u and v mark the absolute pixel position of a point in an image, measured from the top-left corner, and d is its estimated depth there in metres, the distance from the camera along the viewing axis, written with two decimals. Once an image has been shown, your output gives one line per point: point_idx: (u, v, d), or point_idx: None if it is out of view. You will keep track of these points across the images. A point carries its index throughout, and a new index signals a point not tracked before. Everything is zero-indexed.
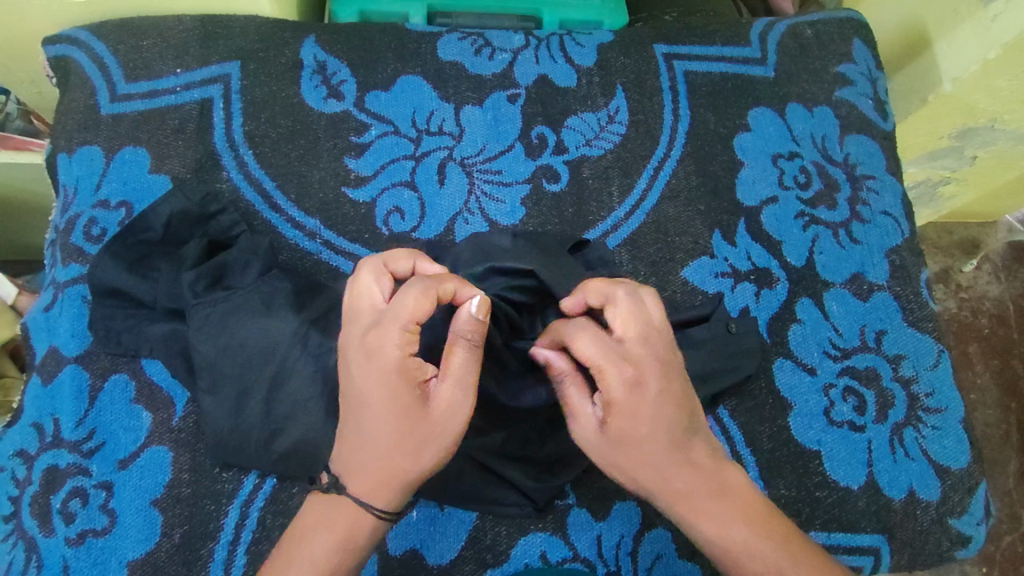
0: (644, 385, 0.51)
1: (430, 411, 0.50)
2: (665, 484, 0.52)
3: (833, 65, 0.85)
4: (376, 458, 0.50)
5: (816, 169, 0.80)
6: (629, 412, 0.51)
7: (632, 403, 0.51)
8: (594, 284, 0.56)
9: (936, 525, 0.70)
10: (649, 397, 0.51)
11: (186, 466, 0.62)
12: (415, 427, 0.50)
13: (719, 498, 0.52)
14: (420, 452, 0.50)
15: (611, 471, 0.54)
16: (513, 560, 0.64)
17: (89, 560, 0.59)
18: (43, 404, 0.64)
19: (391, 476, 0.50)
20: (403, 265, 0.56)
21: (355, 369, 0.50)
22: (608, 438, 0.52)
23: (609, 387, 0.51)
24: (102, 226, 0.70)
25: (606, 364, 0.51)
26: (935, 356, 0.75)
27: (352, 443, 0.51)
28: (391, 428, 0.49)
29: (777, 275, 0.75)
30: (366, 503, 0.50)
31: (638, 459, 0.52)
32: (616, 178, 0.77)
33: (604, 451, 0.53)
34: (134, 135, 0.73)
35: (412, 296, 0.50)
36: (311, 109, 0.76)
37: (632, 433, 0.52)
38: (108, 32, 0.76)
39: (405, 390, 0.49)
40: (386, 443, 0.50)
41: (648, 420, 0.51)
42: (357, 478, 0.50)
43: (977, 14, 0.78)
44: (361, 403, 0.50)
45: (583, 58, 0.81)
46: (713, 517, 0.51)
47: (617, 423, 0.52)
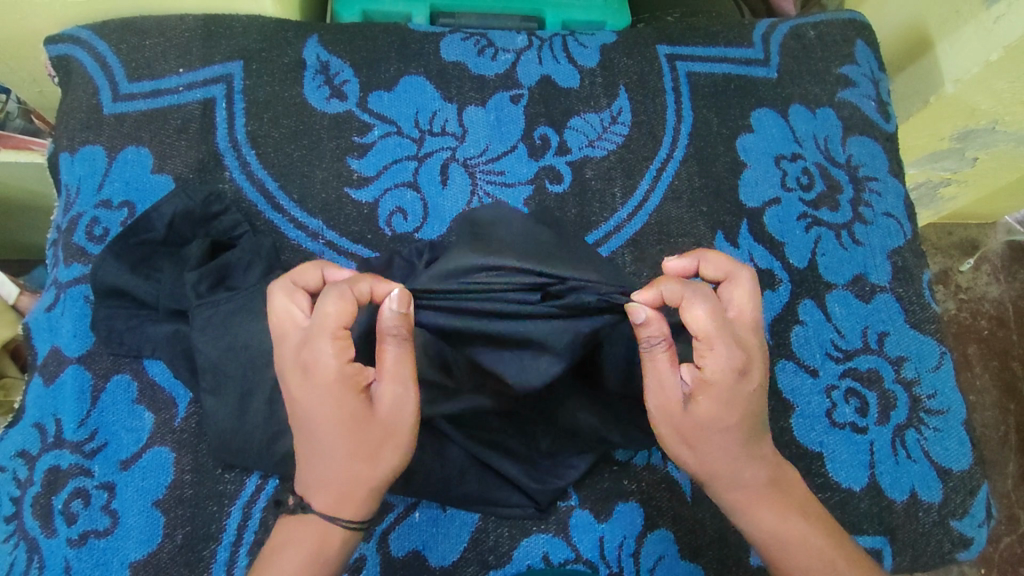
0: (747, 374, 0.51)
1: (378, 414, 0.49)
2: (734, 471, 0.53)
3: (836, 66, 0.85)
4: (336, 469, 0.50)
5: (818, 170, 0.80)
6: (720, 396, 0.50)
7: (730, 389, 0.50)
8: (712, 257, 0.56)
9: (938, 526, 0.70)
10: (751, 390, 0.51)
11: (188, 467, 0.62)
12: (366, 432, 0.49)
13: (775, 495, 0.54)
14: (377, 456, 0.50)
15: (679, 445, 0.52)
16: (515, 561, 0.64)
17: (91, 561, 0.59)
18: (45, 405, 0.63)
19: (352, 485, 0.50)
20: (313, 277, 0.53)
21: (296, 385, 0.49)
22: (686, 415, 0.51)
23: (716, 366, 0.50)
24: (104, 226, 0.70)
25: (722, 341, 0.49)
26: (937, 358, 0.75)
27: (310, 459, 0.50)
28: (342, 438, 0.49)
29: (779, 276, 0.75)
30: (332, 516, 0.50)
31: (722, 444, 0.52)
32: (619, 179, 0.77)
33: (680, 425, 0.51)
34: (136, 135, 0.73)
35: (329, 303, 0.48)
36: (314, 110, 0.76)
37: (716, 418, 0.51)
38: (110, 32, 0.76)
39: (348, 399, 0.48)
40: (341, 454, 0.49)
41: (739, 410, 0.51)
42: (320, 491, 0.50)
43: (979, 16, 0.78)
44: (310, 418, 0.49)
45: (586, 59, 0.81)
46: (773, 510, 0.53)
47: (707, 404, 0.50)
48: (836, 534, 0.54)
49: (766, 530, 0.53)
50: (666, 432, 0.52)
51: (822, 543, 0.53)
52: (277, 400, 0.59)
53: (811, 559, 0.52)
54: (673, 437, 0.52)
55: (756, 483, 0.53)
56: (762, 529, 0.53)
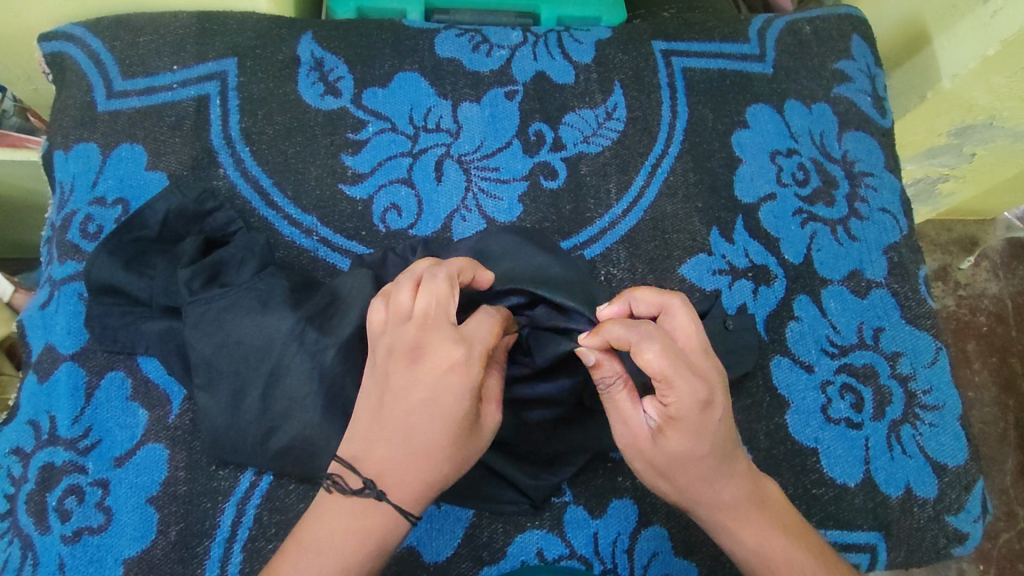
0: (714, 404, 0.49)
1: (480, 431, 0.50)
2: (711, 495, 0.52)
3: (832, 61, 0.85)
4: (426, 465, 0.48)
5: (814, 165, 0.80)
6: (690, 428, 0.49)
7: (698, 421, 0.48)
8: (643, 293, 0.53)
9: (933, 522, 0.70)
10: (716, 415, 0.49)
11: (182, 464, 0.62)
12: (465, 445, 0.49)
13: (753, 511, 0.53)
14: (462, 464, 0.50)
15: (655, 477, 0.53)
16: (510, 557, 0.64)
17: (85, 558, 0.59)
18: (39, 402, 0.64)
19: (433, 485, 0.49)
20: (468, 277, 0.53)
21: (427, 379, 0.47)
22: (658, 447, 0.51)
23: (678, 402, 0.48)
24: (98, 223, 0.69)
25: (678, 379, 0.47)
26: (933, 354, 0.75)
27: (396, 447, 0.48)
28: (448, 440, 0.48)
29: (774, 272, 0.75)
30: (406, 511, 0.48)
31: (692, 476, 0.51)
32: (613, 175, 0.77)
33: (653, 458, 0.51)
34: (130, 132, 0.73)
35: (488, 327, 0.50)
36: (308, 106, 0.76)
37: (688, 449, 0.50)
38: (104, 28, 0.76)
39: (474, 406, 0.48)
40: (438, 452, 0.48)
41: (711, 438, 0.50)
42: (399, 484, 0.48)
43: (977, 10, 0.78)
44: (421, 411, 0.47)
45: (581, 54, 0.81)
46: (753, 528, 0.53)
47: (676, 438, 0.49)
48: (820, 551, 0.53)
49: (747, 549, 0.53)
50: (642, 465, 0.53)
51: (805, 560, 0.52)
52: (270, 397, 0.59)
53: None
54: (649, 470, 0.53)
55: (732, 501, 0.52)
56: (743, 547, 0.53)
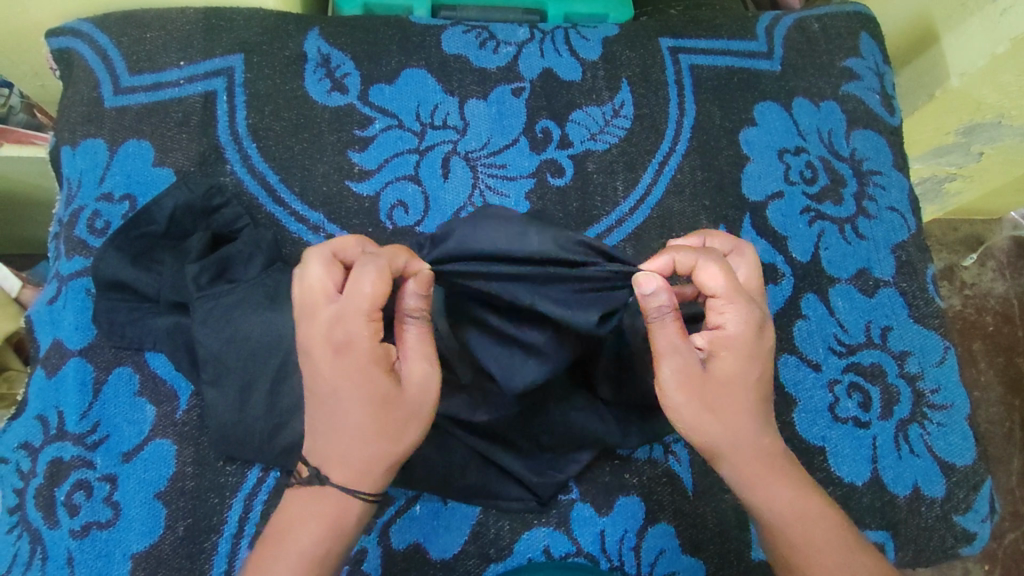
0: (765, 330, 0.52)
1: (406, 393, 0.49)
2: (752, 438, 0.52)
3: (840, 60, 0.84)
4: (359, 442, 0.48)
5: (822, 164, 0.80)
6: (743, 351, 0.51)
7: (752, 344, 0.51)
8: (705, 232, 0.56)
9: (941, 521, 0.69)
10: (765, 346, 0.52)
11: (189, 459, 0.62)
12: (394, 412, 0.49)
13: (786, 469, 0.53)
14: (401, 434, 0.49)
15: (696, 413, 0.51)
16: (517, 555, 0.64)
17: (94, 552, 0.59)
18: (47, 397, 0.64)
19: (373, 462, 0.49)
20: (352, 251, 0.51)
21: (325, 364, 0.48)
22: (706, 378, 0.51)
23: (735, 321, 0.51)
24: (106, 219, 0.70)
25: (740, 299, 0.51)
26: (941, 352, 0.74)
27: (329, 433, 0.49)
28: (371, 415, 0.48)
29: (782, 271, 0.75)
30: (353, 489, 0.49)
31: (732, 412, 0.52)
32: (621, 172, 0.77)
33: (699, 389, 0.51)
34: (137, 128, 0.73)
35: (368, 281, 0.47)
36: (315, 102, 0.76)
37: (736, 376, 0.51)
38: (111, 24, 0.76)
39: (380, 378, 0.48)
40: (365, 430, 0.48)
41: (757, 368, 0.52)
42: (340, 465, 0.49)
43: (985, 9, 0.77)
44: (337, 393, 0.48)
45: (588, 51, 0.81)
46: (789, 486, 0.53)
47: (727, 361, 0.51)
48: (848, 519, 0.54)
49: (784, 504, 0.52)
50: (683, 401, 0.51)
51: (834, 520, 0.53)
52: (278, 393, 0.59)
53: (828, 539, 0.52)
54: (689, 406, 0.51)
55: (770, 454, 0.53)
56: (781, 504, 0.52)
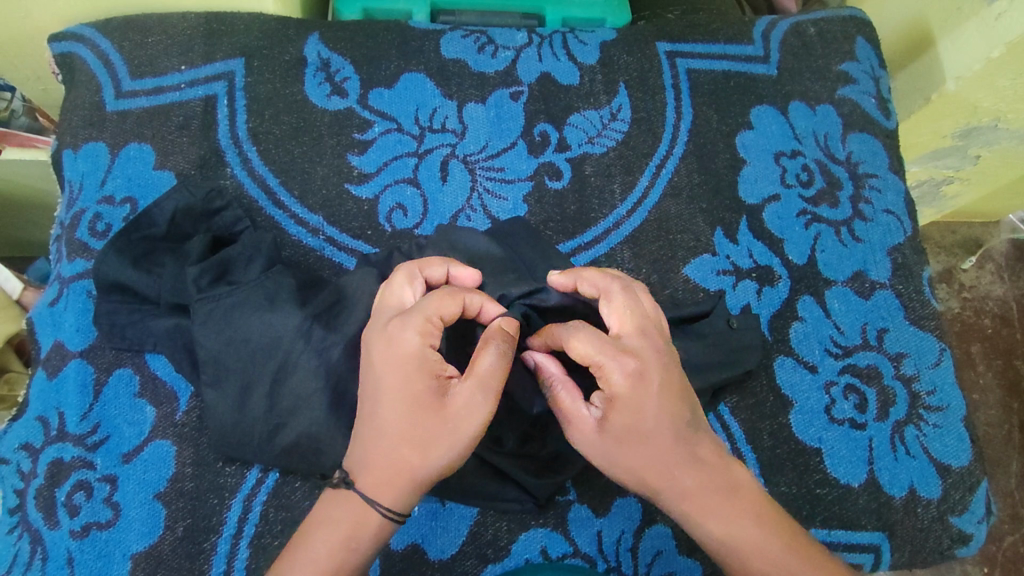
0: (645, 379, 0.51)
1: (449, 410, 0.49)
2: (672, 483, 0.52)
3: (836, 64, 0.85)
4: (387, 448, 0.50)
5: (819, 167, 0.80)
6: (633, 404, 0.50)
7: (636, 395, 0.50)
8: (588, 273, 0.57)
9: (937, 523, 0.70)
10: (653, 390, 0.51)
11: (189, 460, 0.63)
12: (429, 421, 0.49)
13: (721, 500, 0.52)
14: (429, 448, 0.49)
15: (611, 470, 0.52)
16: (514, 556, 0.64)
17: (94, 552, 0.60)
18: (48, 398, 0.64)
19: (401, 471, 0.49)
20: (438, 272, 0.57)
21: (377, 358, 0.51)
22: (605, 436, 0.52)
23: (608, 380, 0.51)
24: (107, 221, 0.70)
25: (604, 356, 0.50)
26: (937, 354, 0.75)
27: (367, 437, 0.51)
28: (409, 416, 0.49)
29: (778, 273, 0.75)
30: (371, 500, 0.50)
31: (640, 458, 0.51)
32: (618, 175, 0.77)
33: (605, 449, 0.52)
34: (139, 132, 0.73)
35: (441, 299, 0.52)
36: (315, 106, 0.76)
37: (636, 431, 0.51)
38: (113, 29, 0.77)
39: (424, 382, 0.50)
40: (395, 435, 0.49)
41: (653, 413, 0.50)
42: (366, 471, 0.50)
43: (981, 13, 0.78)
44: (377, 393, 0.50)
45: (586, 56, 0.82)
46: (719, 518, 0.52)
47: (616, 419, 0.51)
48: (796, 540, 0.52)
49: (715, 537, 0.52)
50: (598, 461, 0.53)
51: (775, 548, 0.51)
52: (278, 393, 0.60)
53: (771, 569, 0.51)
54: (607, 465, 0.53)
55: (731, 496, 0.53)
56: (711, 538, 0.52)
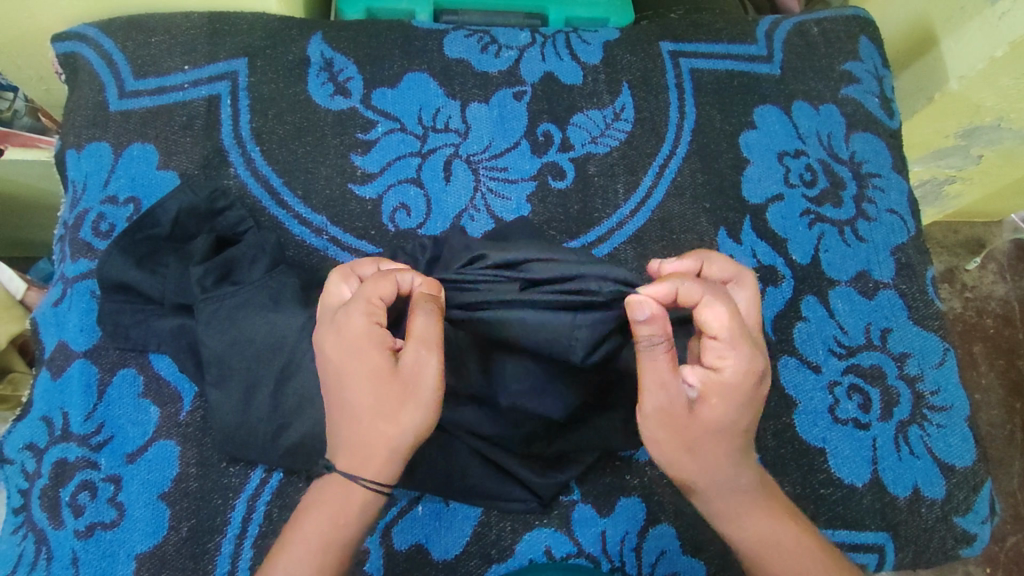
0: (762, 378, 0.52)
1: (404, 375, 0.48)
2: (730, 478, 0.53)
3: (839, 63, 0.85)
4: (360, 427, 0.50)
5: (822, 166, 0.80)
6: (734, 399, 0.51)
7: (746, 392, 0.51)
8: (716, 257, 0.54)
9: (941, 523, 0.70)
10: (761, 393, 0.52)
11: (193, 460, 0.63)
12: (392, 392, 0.49)
13: (762, 501, 0.54)
14: (397, 415, 0.49)
15: (678, 451, 0.51)
16: (518, 556, 0.64)
17: (98, 552, 0.60)
18: (53, 398, 0.64)
19: (376, 445, 0.49)
20: (369, 269, 0.56)
21: (329, 348, 0.51)
22: (694, 418, 0.50)
23: (735, 366, 0.50)
24: (110, 222, 0.70)
25: (742, 344, 0.50)
26: (941, 354, 0.75)
27: (340, 423, 0.51)
28: (371, 392, 0.49)
29: (782, 273, 0.75)
30: (354, 478, 0.50)
31: (711, 451, 0.51)
32: (621, 175, 0.77)
33: (685, 430, 0.50)
34: (142, 132, 0.73)
35: (370, 280, 0.51)
36: (318, 106, 0.76)
37: (728, 420, 0.51)
38: (116, 29, 0.77)
39: (378, 358, 0.49)
40: (365, 413, 0.49)
41: (747, 415, 0.52)
42: (345, 453, 0.50)
43: (984, 12, 0.78)
44: (339, 376, 0.50)
45: (589, 55, 0.82)
46: (761, 517, 0.54)
47: (718, 406, 0.50)
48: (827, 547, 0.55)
49: (754, 535, 0.53)
50: (665, 438, 0.51)
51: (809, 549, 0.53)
52: (282, 393, 0.60)
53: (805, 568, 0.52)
54: (673, 444, 0.51)
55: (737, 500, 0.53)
56: (751, 535, 0.53)
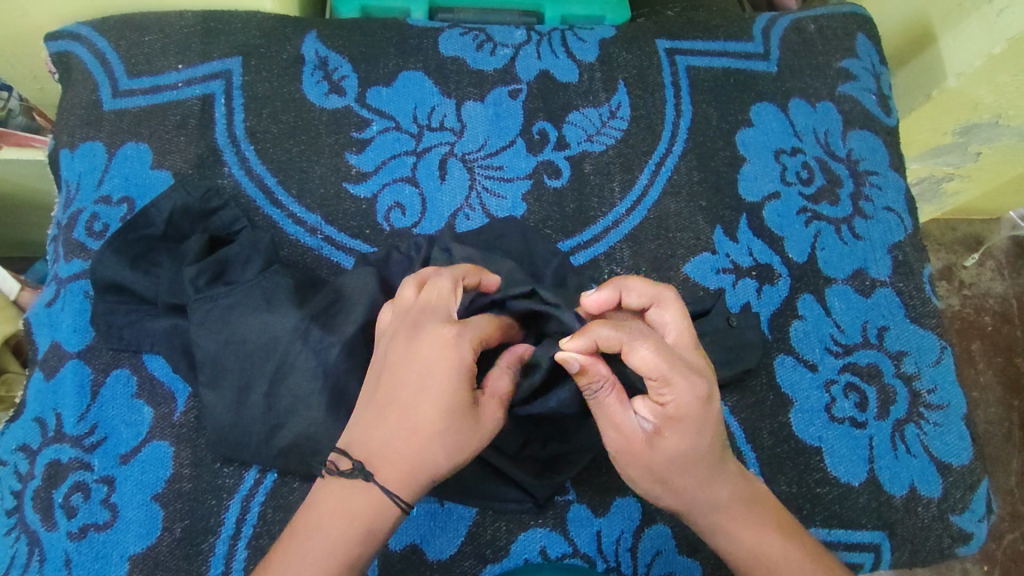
0: (712, 401, 0.49)
1: (481, 420, 0.50)
2: (710, 495, 0.52)
3: (837, 61, 0.85)
4: (420, 446, 0.48)
5: (819, 164, 0.80)
6: (690, 427, 0.49)
7: (699, 418, 0.49)
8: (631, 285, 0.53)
9: (937, 521, 0.69)
10: (715, 412, 0.50)
11: (187, 461, 0.63)
12: (464, 428, 0.49)
13: (748, 512, 0.54)
14: (461, 454, 0.49)
15: (652, 483, 0.52)
16: (513, 556, 0.64)
17: (91, 554, 0.60)
18: (46, 399, 0.64)
19: (423, 467, 0.48)
20: (475, 279, 0.56)
21: (426, 355, 0.49)
22: (652, 451, 0.50)
23: (677, 399, 0.48)
24: (104, 222, 0.70)
25: (677, 375, 0.47)
26: (937, 352, 0.74)
27: (395, 431, 0.48)
28: (450, 420, 0.48)
29: (779, 271, 0.75)
30: (395, 496, 0.48)
31: (686, 477, 0.51)
32: (617, 174, 0.77)
33: (650, 463, 0.51)
34: (135, 131, 0.73)
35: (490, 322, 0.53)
36: (312, 105, 0.76)
37: (687, 448, 0.50)
38: (109, 28, 0.76)
39: (467, 394, 0.49)
40: (431, 436, 0.48)
41: (711, 434, 0.50)
42: (391, 466, 0.48)
43: (981, 9, 0.77)
44: (416, 386, 0.49)
45: (585, 53, 0.81)
46: (749, 529, 0.53)
47: (674, 438, 0.50)
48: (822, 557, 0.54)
49: (744, 549, 0.53)
50: (637, 472, 0.52)
51: (800, 559, 0.52)
52: (276, 393, 0.60)
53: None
54: (644, 475, 0.52)
55: (734, 503, 0.53)
56: (740, 548, 0.53)
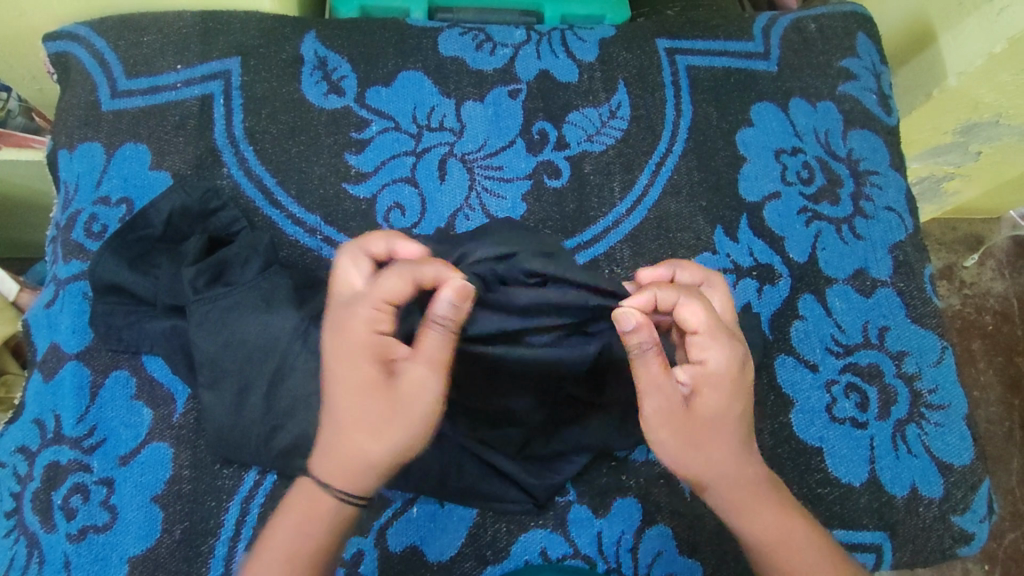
0: (746, 366, 0.53)
1: (400, 390, 0.49)
2: (740, 471, 0.53)
3: (837, 60, 0.84)
4: (341, 433, 0.50)
5: (819, 164, 0.80)
6: (727, 387, 0.51)
7: (735, 379, 0.52)
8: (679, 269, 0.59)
9: (939, 522, 0.69)
10: (748, 378, 0.53)
11: (186, 462, 0.63)
12: (385, 403, 0.49)
13: (769, 497, 0.54)
14: (383, 430, 0.49)
15: (688, 451, 0.51)
16: (513, 556, 0.64)
17: (91, 556, 0.60)
18: (45, 401, 0.64)
19: (351, 454, 0.49)
20: (381, 247, 0.55)
21: (331, 344, 0.50)
22: (690, 413, 0.51)
23: (718, 356, 0.51)
24: (102, 222, 0.70)
25: (720, 334, 0.52)
26: (938, 352, 0.74)
27: (328, 425, 0.51)
28: (363, 399, 0.49)
29: (779, 271, 0.75)
30: (328, 486, 0.50)
31: (721, 447, 0.52)
32: (617, 173, 0.77)
33: (688, 428, 0.51)
34: (134, 132, 0.73)
35: (390, 279, 0.49)
36: (312, 105, 0.76)
37: (722, 409, 0.51)
38: (108, 28, 0.76)
39: (370, 368, 0.49)
40: (351, 421, 0.49)
41: (743, 401, 0.53)
42: (323, 459, 0.50)
43: (982, 8, 0.77)
44: (333, 376, 0.50)
45: (584, 53, 0.81)
46: (772, 511, 0.54)
47: (713, 396, 0.51)
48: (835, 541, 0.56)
49: (769, 529, 0.53)
50: (672, 440, 0.51)
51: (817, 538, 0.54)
52: (275, 394, 0.59)
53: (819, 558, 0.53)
54: (680, 444, 0.51)
55: (749, 493, 0.53)
56: (767, 529, 0.53)
